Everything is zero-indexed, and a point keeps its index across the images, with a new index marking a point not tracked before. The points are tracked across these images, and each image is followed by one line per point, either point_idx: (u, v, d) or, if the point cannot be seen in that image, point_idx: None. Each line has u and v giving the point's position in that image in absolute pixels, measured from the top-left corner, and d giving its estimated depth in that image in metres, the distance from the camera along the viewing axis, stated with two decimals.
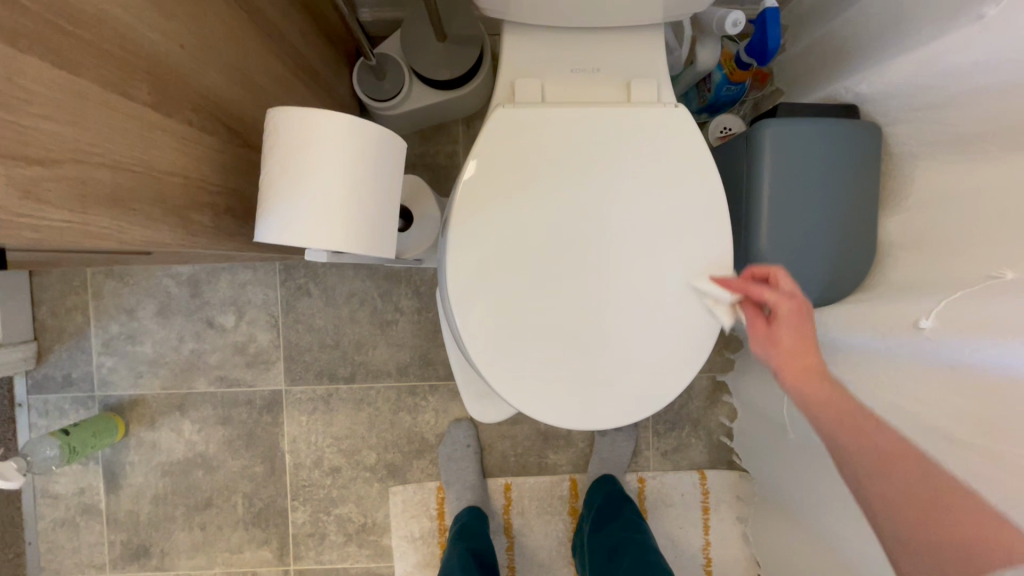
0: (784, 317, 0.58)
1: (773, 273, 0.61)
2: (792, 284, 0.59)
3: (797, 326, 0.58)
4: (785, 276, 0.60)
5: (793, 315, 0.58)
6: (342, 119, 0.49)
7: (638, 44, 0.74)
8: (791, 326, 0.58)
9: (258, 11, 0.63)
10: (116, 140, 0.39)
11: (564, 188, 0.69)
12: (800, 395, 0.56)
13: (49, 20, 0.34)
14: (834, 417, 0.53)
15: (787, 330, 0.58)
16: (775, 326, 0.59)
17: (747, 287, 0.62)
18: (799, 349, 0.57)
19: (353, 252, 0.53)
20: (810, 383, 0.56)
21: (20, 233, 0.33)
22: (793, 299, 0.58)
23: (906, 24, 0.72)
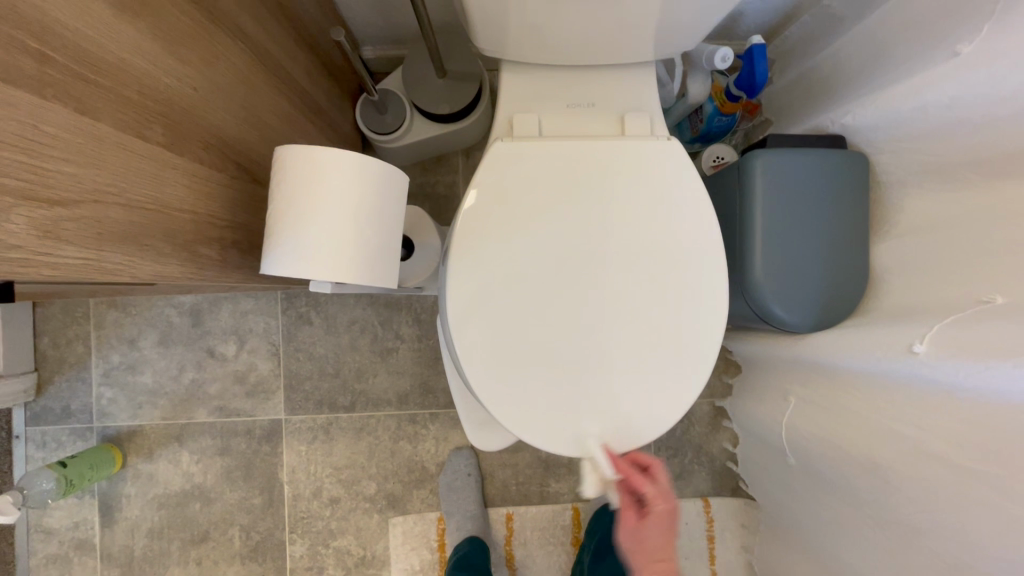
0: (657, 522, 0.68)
1: (652, 466, 0.72)
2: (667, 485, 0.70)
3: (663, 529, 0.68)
4: (661, 471, 0.71)
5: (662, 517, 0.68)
6: (346, 156, 0.51)
7: (631, 80, 0.77)
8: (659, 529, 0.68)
9: (266, 53, 0.66)
10: (131, 180, 0.41)
11: (564, 218, 0.71)
12: None
13: (73, 69, 0.36)
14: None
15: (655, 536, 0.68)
16: (646, 521, 0.68)
17: (632, 474, 0.69)
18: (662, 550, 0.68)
19: (356, 283, 0.54)
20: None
21: (38, 272, 0.34)
22: (664, 499, 0.68)
23: (887, 59, 0.75)
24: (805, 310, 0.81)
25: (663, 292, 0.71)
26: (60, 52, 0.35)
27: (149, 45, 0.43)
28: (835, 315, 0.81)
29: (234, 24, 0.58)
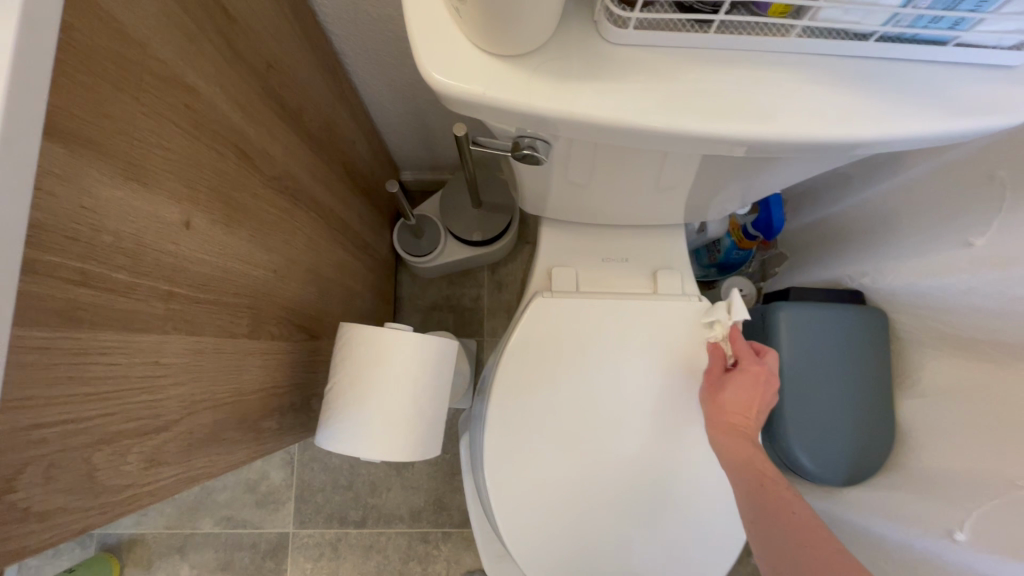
0: (743, 377, 0.66)
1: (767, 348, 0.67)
2: (775, 363, 0.67)
3: (750, 390, 0.66)
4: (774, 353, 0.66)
5: (753, 378, 0.66)
6: (411, 338, 0.55)
7: (661, 238, 0.82)
8: (744, 386, 0.66)
9: (332, 212, 0.72)
10: (220, 381, 0.44)
11: (600, 375, 0.74)
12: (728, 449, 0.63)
13: (191, 294, 0.39)
14: (750, 474, 0.59)
15: (741, 392, 0.66)
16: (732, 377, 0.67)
17: (739, 342, 0.69)
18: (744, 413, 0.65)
19: (407, 454, 0.57)
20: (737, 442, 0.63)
21: (140, 501, 0.36)
22: (753, 365, 0.66)
23: (901, 231, 0.81)
24: (834, 465, 0.81)
25: (695, 453, 0.73)
26: (185, 284, 0.38)
27: (248, 247, 0.47)
28: (863, 469, 0.82)
29: (310, 197, 0.63)
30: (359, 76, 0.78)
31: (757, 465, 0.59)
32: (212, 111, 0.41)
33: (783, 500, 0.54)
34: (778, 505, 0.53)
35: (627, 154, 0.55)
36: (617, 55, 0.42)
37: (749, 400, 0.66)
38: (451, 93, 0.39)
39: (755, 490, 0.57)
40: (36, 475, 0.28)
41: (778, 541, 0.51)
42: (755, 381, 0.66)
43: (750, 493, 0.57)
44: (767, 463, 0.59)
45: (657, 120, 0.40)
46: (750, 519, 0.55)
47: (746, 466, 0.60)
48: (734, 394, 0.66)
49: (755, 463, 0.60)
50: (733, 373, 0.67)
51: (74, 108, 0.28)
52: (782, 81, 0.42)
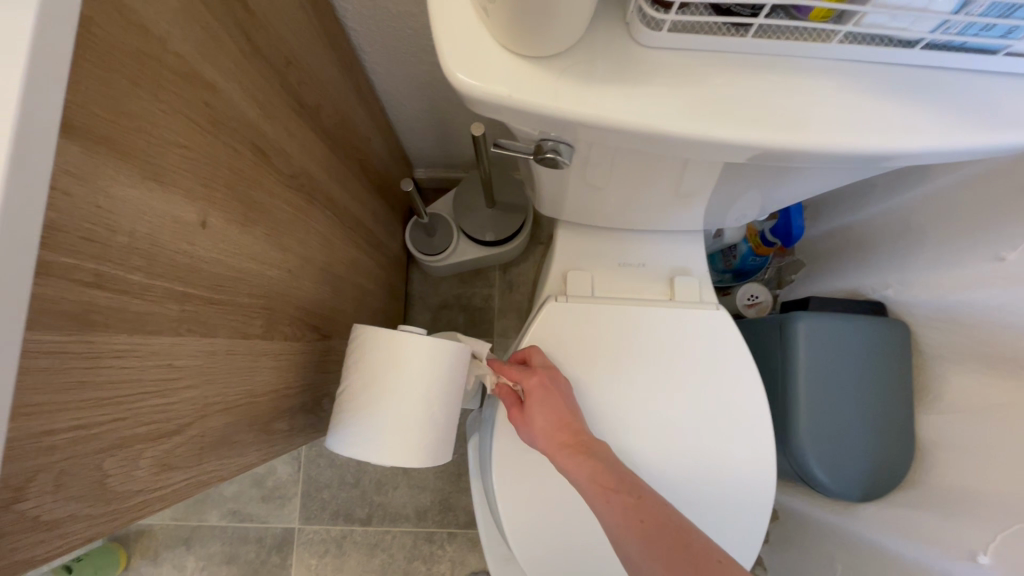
0: (535, 394, 0.64)
1: (529, 355, 0.69)
2: (543, 360, 0.69)
3: (550, 402, 0.64)
4: (537, 353, 0.69)
5: (542, 390, 0.65)
6: (424, 345, 0.54)
7: (677, 244, 0.81)
8: (544, 401, 0.64)
9: (345, 209, 0.71)
10: (233, 382, 0.43)
11: (614, 383, 0.72)
12: (568, 475, 0.59)
13: (205, 295, 0.38)
14: (599, 489, 0.55)
15: (541, 409, 0.64)
16: (529, 402, 0.65)
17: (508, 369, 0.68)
18: (558, 420, 0.63)
19: (417, 460, 0.56)
20: (570, 461, 0.59)
21: (150, 507, 0.36)
22: (534, 376, 0.66)
23: (926, 243, 0.79)
24: (850, 479, 0.79)
25: (711, 466, 0.71)
26: (200, 285, 0.38)
27: (262, 247, 0.46)
28: (880, 485, 0.80)
29: (325, 195, 0.62)
30: (374, 73, 0.77)
31: (602, 478, 0.56)
32: (230, 108, 0.40)
33: (641, 513, 0.52)
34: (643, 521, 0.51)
35: (649, 158, 0.53)
36: (649, 58, 0.40)
37: (554, 405, 0.64)
38: (474, 94, 0.38)
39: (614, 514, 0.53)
40: (46, 483, 0.27)
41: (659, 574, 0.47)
42: (544, 393, 0.65)
43: (608, 514, 0.53)
44: (606, 468, 0.57)
45: (687, 126, 0.39)
46: (615, 541, 0.52)
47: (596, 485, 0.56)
48: (541, 413, 0.64)
49: (598, 477, 0.56)
50: (528, 398, 0.65)
51: (90, 105, 0.27)
52: (818, 88, 0.41)
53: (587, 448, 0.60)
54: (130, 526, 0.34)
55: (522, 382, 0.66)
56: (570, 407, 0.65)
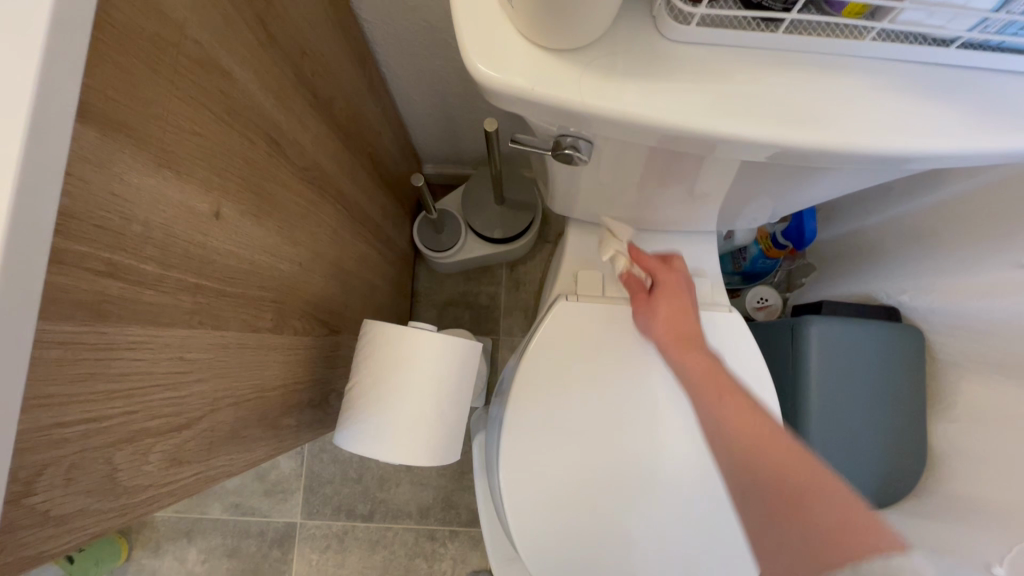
0: (666, 290, 0.61)
1: (671, 257, 0.64)
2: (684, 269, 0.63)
3: (681, 304, 0.60)
4: (680, 260, 0.63)
5: (674, 290, 0.61)
6: (436, 342, 0.53)
7: (689, 244, 0.80)
8: (674, 302, 0.59)
9: (356, 203, 0.70)
10: (243, 376, 0.42)
11: (624, 385, 0.71)
12: (679, 368, 0.55)
13: (218, 288, 0.38)
14: (713, 391, 0.49)
15: (670, 306, 0.59)
16: (656, 297, 0.61)
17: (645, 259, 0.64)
18: (685, 322, 0.58)
19: (427, 457, 0.55)
20: (688, 355, 0.55)
21: (160, 502, 0.35)
22: (671, 272, 0.61)
23: (940, 248, 0.77)
24: (859, 485, 0.78)
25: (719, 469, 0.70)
26: (212, 277, 0.37)
27: (275, 239, 0.46)
28: (890, 491, 0.79)
29: (336, 188, 0.62)
30: (386, 66, 0.76)
31: (718, 378, 0.51)
32: (246, 97, 0.40)
33: (777, 443, 0.42)
34: (775, 453, 0.42)
35: (668, 156, 0.52)
36: (676, 52, 0.39)
37: (682, 310, 0.59)
38: (495, 86, 0.37)
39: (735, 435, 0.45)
40: (57, 477, 0.26)
41: (752, 475, 0.42)
42: (677, 291, 0.60)
43: (720, 415, 0.47)
44: (725, 374, 0.52)
45: (713, 123, 0.38)
46: (727, 458, 0.45)
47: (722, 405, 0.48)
48: (667, 309, 0.60)
49: (726, 392, 0.49)
50: (654, 292, 0.61)
51: (107, 89, 0.27)
52: (848, 87, 0.40)
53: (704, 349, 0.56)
54: (138, 522, 0.34)
55: (654, 274, 0.62)
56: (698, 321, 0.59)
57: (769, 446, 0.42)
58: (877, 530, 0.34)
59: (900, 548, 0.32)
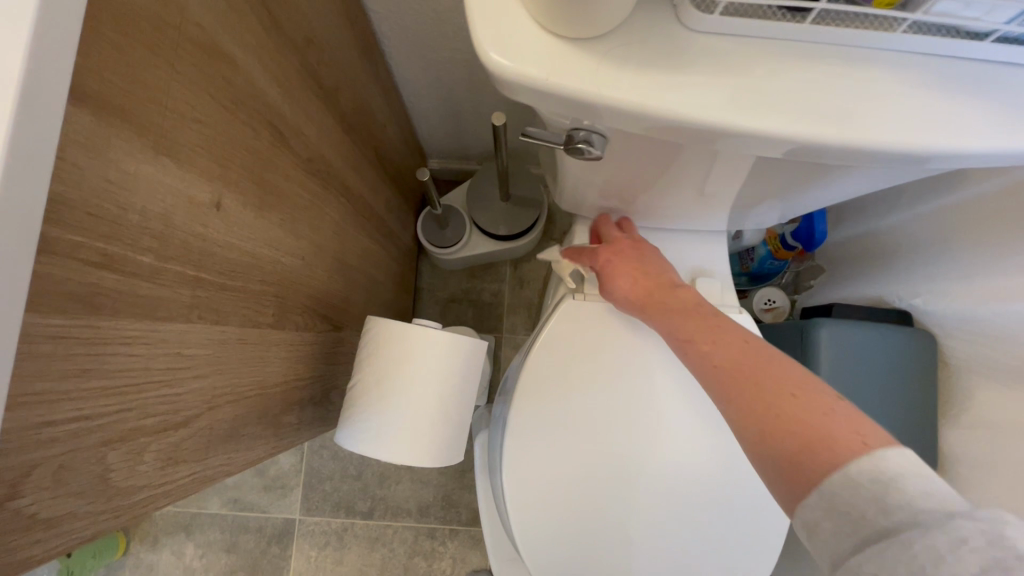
0: (612, 257, 0.66)
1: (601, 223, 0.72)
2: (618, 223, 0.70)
3: (627, 263, 0.64)
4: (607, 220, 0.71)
5: (619, 254, 0.65)
6: (440, 340, 0.52)
7: (697, 244, 0.78)
8: (621, 265, 0.64)
9: (360, 197, 0.68)
10: (243, 372, 0.41)
11: (631, 387, 0.69)
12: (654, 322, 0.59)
13: (218, 281, 0.36)
14: (681, 334, 0.54)
15: (621, 272, 0.64)
16: (606, 269, 0.65)
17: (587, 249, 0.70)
18: (641, 276, 0.62)
19: (429, 457, 0.54)
20: (655, 305, 0.59)
21: (156, 503, 0.34)
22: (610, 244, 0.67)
23: (955, 251, 0.76)
24: None
25: (731, 474, 0.68)
26: (212, 270, 0.36)
27: (277, 232, 0.44)
28: None
29: (340, 181, 0.60)
30: (392, 57, 0.75)
31: (681, 319, 0.55)
32: (250, 84, 0.38)
33: (759, 366, 0.45)
34: (756, 376, 0.44)
35: (682, 152, 0.50)
36: (697, 43, 0.38)
37: (634, 266, 0.63)
38: (509, 76, 0.35)
39: (721, 367, 0.48)
40: (45, 478, 0.25)
41: (727, 410, 0.45)
42: (620, 256, 0.65)
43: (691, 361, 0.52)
44: (690, 310, 0.56)
45: (734, 118, 0.37)
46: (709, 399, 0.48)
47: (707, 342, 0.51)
48: (619, 274, 0.64)
49: (693, 332, 0.53)
50: (604, 267, 0.66)
51: (103, 71, 0.25)
52: (874, 83, 0.38)
53: (669, 292, 0.59)
54: (132, 524, 0.33)
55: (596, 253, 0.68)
56: (653, 266, 0.63)
57: (750, 372, 0.45)
58: (850, 432, 0.36)
59: (865, 449, 0.34)
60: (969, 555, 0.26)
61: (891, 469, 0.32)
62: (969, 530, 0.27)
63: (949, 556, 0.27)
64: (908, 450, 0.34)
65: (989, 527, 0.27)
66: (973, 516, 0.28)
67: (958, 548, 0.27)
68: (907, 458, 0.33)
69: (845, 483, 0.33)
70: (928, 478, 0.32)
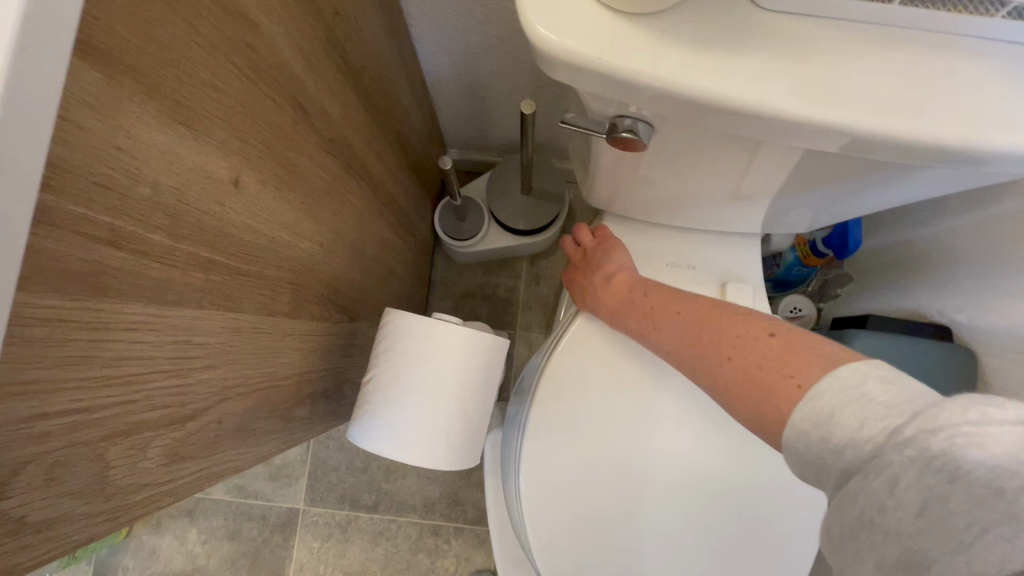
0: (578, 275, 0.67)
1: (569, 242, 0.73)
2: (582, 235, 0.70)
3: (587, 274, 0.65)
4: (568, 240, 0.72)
5: (583, 269, 0.67)
6: (459, 336, 0.49)
7: (728, 245, 0.74)
8: (584, 280, 0.66)
9: (380, 183, 0.65)
10: (256, 362, 0.39)
11: (656, 394, 0.65)
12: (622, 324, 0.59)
13: (233, 266, 0.34)
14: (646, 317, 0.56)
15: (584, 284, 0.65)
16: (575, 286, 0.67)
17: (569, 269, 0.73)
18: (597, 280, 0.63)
19: (444, 459, 0.51)
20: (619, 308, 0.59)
21: (158, 501, 0.32)
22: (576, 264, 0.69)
23: (1002, 266, 0.72)
24: None
25: (756, 491, 0.64)
26: (227, 252, 0.33)
27: (296, 215, 0.42)
28: None
29: (361, 164, 0.57)
30: (418, 39, 0.72)
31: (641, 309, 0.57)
32: (273, 54, 0.36)
33: (697, 337, 0.50)
34: (701, 350, 0.49)
35: (728, 144, 0.47)
36: (762, 24, 0.35)
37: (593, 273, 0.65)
38: (555, 55, 0.32)
39: (683, 342, 0.51)
40: (37, 477, 0.23)
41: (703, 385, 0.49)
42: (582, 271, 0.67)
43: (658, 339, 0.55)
44: (652, 290, 0.58)
45: (799, 109, 0.34)
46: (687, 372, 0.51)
47: (654, 326, 0.55)
48: (583, 287, 0.65)
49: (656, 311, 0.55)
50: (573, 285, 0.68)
51: (116, 26, 0.23)
52: (949, 75, 0.35)
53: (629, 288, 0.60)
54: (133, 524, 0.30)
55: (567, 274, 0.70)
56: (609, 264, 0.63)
57: (695, 347, 0.50)
58: (781, 378, 0.40)
59: (800, 393, 0.38)
60: (905, 493, 0.29)
61: (828, 405, 0.35)
62: (901, 465, 0.29)
63: (889, 499, 0.29)
64: (835, 374, 0.36)
65: (917, 452, 0.29)
66: (904, 443, 0.30)
67: (896, 487, 0.29)
68: (838, 382, 0.36)
69: (796, 435, 0.37)
70: (861, 402, 0.33)
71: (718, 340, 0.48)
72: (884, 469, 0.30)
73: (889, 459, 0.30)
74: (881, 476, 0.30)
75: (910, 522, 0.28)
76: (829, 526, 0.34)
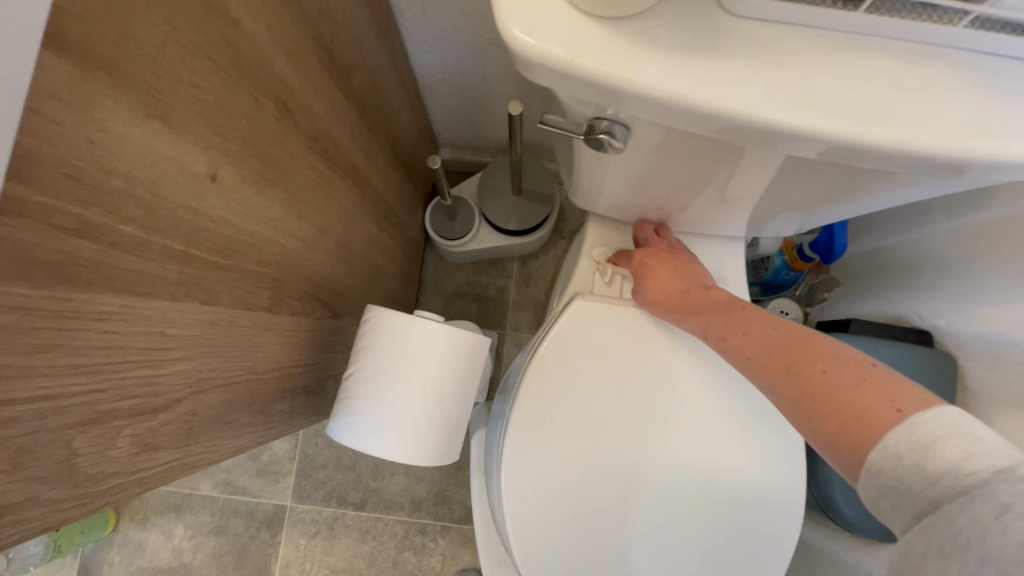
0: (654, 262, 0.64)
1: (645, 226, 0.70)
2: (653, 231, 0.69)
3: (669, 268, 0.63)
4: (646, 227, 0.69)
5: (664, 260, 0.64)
6: (440, 333, 0.50)
7: (713, 248, 0.75)
8: (665, 270, 0.63)
9: (367, 182, 0.66)
10: (234, 354, 0.39)
11: (639, 394, 0.66)
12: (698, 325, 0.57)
13: (210, 260, 0.34)
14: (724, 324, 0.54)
15: (663, 276, 0.62)
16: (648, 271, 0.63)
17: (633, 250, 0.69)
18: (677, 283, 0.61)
19: (424, 454, 0.52)
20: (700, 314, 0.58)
21: (128, 490, 0.32)
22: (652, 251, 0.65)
23: (981, 272, 0.72)
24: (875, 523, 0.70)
25: (735, 491, 0.65)
26: (203, 247, 0.33)
27: (278, 211, 0.42)
28: None
29: (347, 162, 0.58)
30: (408, 39, 0.72)
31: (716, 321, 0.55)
32: (255, 52, 0.36)
33: (783, 349, 0.46)
34: (790, 362, 0.45)
35: (708, 148, 0.48)
36: (735, 31, 0.35)
37: (676, 273, 0.62)
38: (531, 56, 0.33)
39: (760, 355, 0.48)
40: (2, 461, 0.23)
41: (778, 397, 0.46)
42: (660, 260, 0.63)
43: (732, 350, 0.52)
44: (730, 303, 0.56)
45: (772, 114, 0.34)
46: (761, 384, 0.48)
47: (736, 333, 0.52)
48: (662, 279, 0.62)
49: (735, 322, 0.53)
50: (643, 267, 0.64)
51: (90, 22, 0.23)
52: (918, 84, 0.36)
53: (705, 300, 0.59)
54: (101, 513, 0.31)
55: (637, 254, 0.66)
56: (693, 274, 0.62)
57: (778, 356, 0.46)
58: (882, 401, 0.37)
59: (900, 418, 0.35)
60: (1014, 522, 0.27)
61: (932, 432, 0.32)
62: (1013, 496, 0.28)
63: (994, 526, 0.27)
64: (945, 406, 0.34)
65: None
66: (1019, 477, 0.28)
67: (1002, 516, 0.27)
68: (946, 416, 0.33)
69: (886, 458, 0.34)
70: (972, 437, 0.31)
71: (808, 353, 0.44)
72: (994, 497, 0.28)
73: (1001, 489, 0.28)
74: (989, 502, 0.28)
75: (1014, 549, 0.26)
76: (903, 557, 0.31)
